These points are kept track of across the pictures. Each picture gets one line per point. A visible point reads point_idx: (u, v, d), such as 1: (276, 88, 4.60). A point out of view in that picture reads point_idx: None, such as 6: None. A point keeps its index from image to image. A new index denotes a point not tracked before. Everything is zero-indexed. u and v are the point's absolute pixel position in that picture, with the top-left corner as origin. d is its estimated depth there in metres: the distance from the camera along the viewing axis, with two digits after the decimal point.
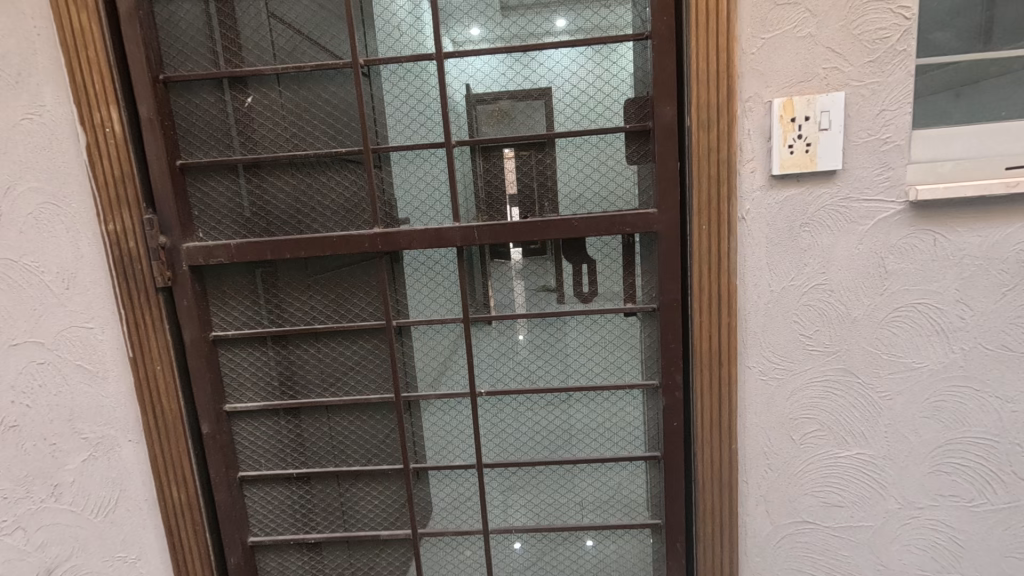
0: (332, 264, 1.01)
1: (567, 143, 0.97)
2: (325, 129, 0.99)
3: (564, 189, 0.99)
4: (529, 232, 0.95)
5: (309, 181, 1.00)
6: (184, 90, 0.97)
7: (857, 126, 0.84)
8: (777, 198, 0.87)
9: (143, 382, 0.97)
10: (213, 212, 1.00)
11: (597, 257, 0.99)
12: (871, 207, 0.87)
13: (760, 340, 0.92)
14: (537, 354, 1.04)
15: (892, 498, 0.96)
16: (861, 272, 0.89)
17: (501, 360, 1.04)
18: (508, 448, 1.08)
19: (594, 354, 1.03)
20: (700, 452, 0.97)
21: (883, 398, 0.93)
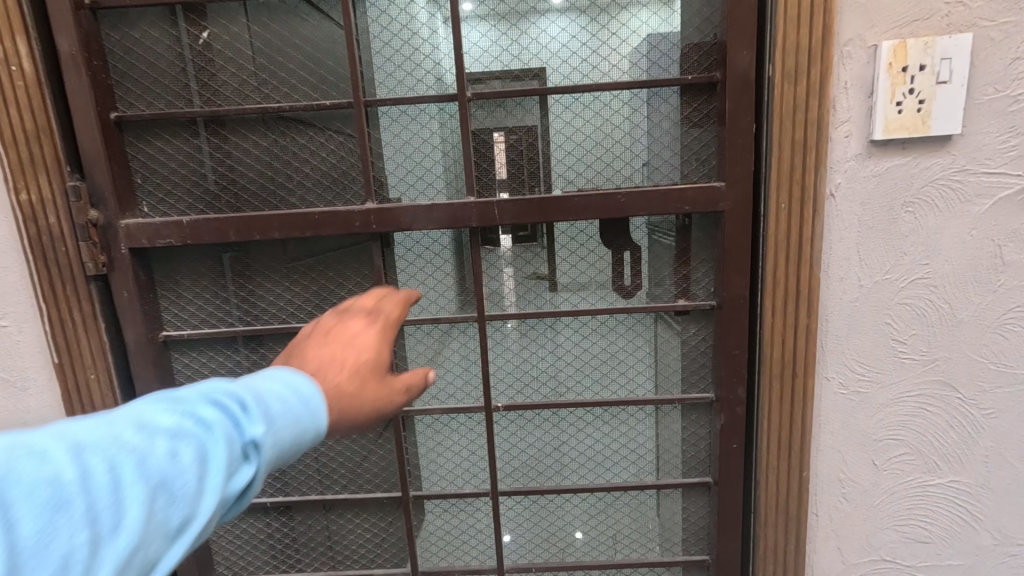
0: (315, 249, 0.81)
1: (612, 98, 0.80)
2: (305, 77, 0.79)
3: (604, 156, 0.82)
4: (563, 211, 0.77)
5: (286, 144, 0.81)
6: (122, 21, 0.76)
7: (982, 78, 0.66)
8: (875, 169, 0.70)
9: (74, 392, 0.78)
10: (168, 181, 0.80)
11: (642, 244, 0.82)
12: (991, 182, 0.69)
13: (842, 345, 0.75)
14: (565, 359, 0.88)
15: (989, 534, 0.80)
16: (973, 264, 0.72)
17: (523, 368, 0.87)
18: (526, 469, 0.92)
19: (635, 363, 0.87)
20: (764, 481, 0.81)
21: (985, 416, 0.77)
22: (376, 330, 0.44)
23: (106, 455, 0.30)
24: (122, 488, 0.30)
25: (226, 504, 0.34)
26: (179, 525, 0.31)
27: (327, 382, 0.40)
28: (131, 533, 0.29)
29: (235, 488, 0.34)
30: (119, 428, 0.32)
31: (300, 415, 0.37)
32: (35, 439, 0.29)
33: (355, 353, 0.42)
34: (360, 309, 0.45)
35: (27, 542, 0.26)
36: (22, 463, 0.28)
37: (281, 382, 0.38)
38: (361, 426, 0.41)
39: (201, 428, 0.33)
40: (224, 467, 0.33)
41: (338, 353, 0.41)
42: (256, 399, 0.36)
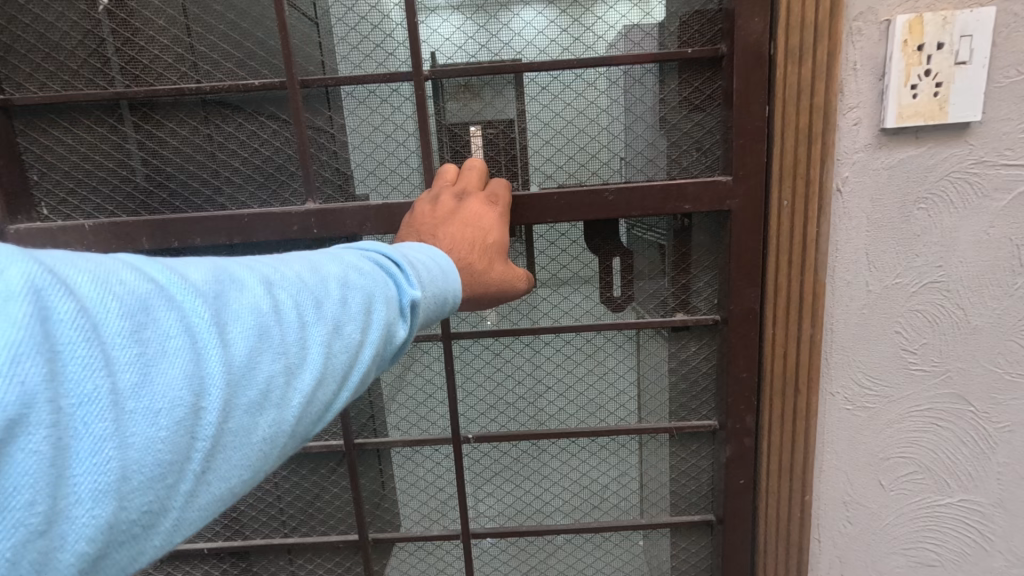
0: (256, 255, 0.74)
1: (597, 77, 0.70)
2: (231, 56, 0.71)
3: (587, 146, 0.73)
4: (549, 210, 0.68)
5: (212, 136, 0.74)
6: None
7: (1004, 59, 0.59)
8: (887, 161, 0.62)
9: None
10: (73, 178, 0.74)
11: (633, 248, 0.74)
12: (1011, 175, 0.62)
13: (849, 356, 0.68)
14: (542, 381, 0.79)
15: (1002, 555, 0.74)
16: (989, 267, 0.65)
17: (496, 394, 0.79)
18: (508, 507, 0.85)
19: (620, 386, 0.79)
20: (765, 508, 0.74)
21: (1000, 430, 0.70)
22: (501, 213, 0.58)
23: (288, 296, 0.34)
24: (300, 330, 0.33)
25: (387, 353, 0.38)
26: (343, 374, 0.35)
27: (475, 243, 0.51)
28: (307, 373, 0.33)
29: (394, 343, 0.38)
30: (299, 271, 0.36)
31: (443, 283, 0.42)
32: (233, 271, 0.33)
33: (487, 235, 0.53)
34: (486, 197, 0.58)
35: (240, 357, 0.30)
36: (229, 290, 0.32)
37: (426, 254, 0.44)
38: (492, 294, 0.52)
39: (366, 281, 0.37)
40: (390, 320, 0.37)
41: (482, 222, 0.54)
42: (410, 262, 0.41)
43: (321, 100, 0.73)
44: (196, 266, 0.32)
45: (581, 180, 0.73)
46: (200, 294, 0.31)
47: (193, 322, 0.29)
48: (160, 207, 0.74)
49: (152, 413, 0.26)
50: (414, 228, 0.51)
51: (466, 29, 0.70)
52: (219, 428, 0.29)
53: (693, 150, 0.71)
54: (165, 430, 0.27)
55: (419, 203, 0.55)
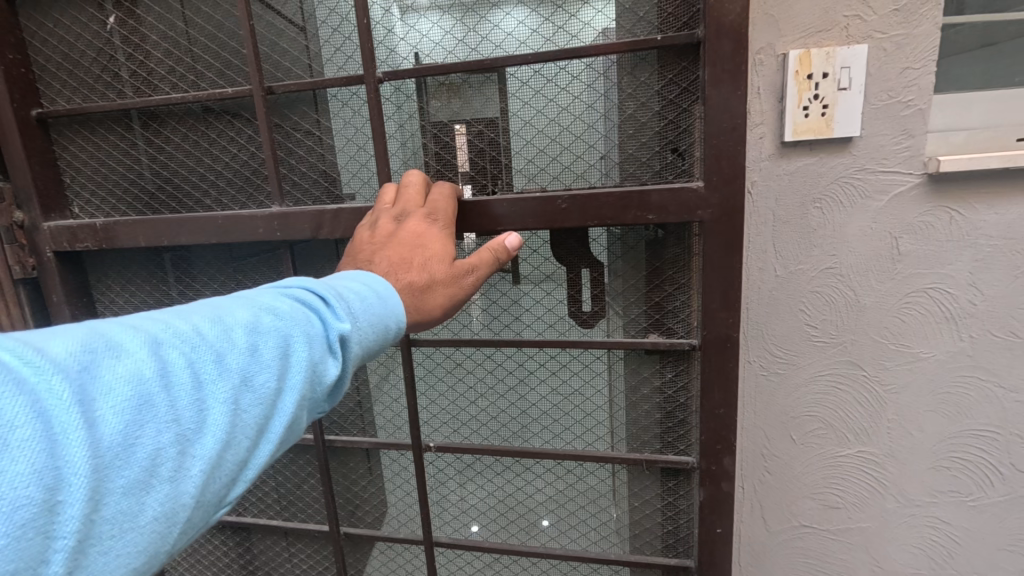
0: (239, 254, 0.91)
1: (568, 74, 0.81)
2: (215, 69, 0.84)
3: (550, 145, 0.84)
4: (537, 214, 0.80)
5: (198, 144, 0.88)
6: (59, 28, 0.86)
7: (877, 85, 0.73)
8: (787, 168, 0.76)
9: None
10: (95, 181, 0.90)
11: (607, 259, 0.87)
12: (888, 179, 0.76)
13: (763, 331, 0.82)
14: (498, 394, 0.96)
15: (894, 497, 0.89)
16: (875, 256, 0.79)
17: (456, 410, 0.98)
18: (468, 514, 1.04)
19: (572, 409, 0.94)
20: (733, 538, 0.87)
21: (888, 391, 0.85)
22: (438, 229, 0.67)
23: (177, 360, 0.36)
24: (193, 395, 0.36)
25: (311, 393, 0.43)
26: (256, 425, 0.39)
27: (412, 260, 0.60)
28: (198, 440, 0.36)
29: (312, 387, 0.43)
30: (194, 329, 0.39)
31: (374, 318, 0.47)
32: (110, 339, 0.35)
33: (425, 253, 0.61)
34: (423, 216, 0.68)
35: (115, 436, 0.32)
36: (104, 362, 0.34)
37: (353, 287, 0.49)
38: (443, 305, 0.60)
39: (272, 330, 0.41)
40: (304, 364, 0.42)
41: (417, 241, 0.63)
42: (335, 300, 0.46)
43: (309, 104, 0.86)
44: (60, 339, 0.33)
45: (552, 180, 0.85)
46: (58, 371, 0.32)
47: (48, 407, 0.30)
48: (165, 205, 0.89)
49: (1, 516, 0.27)
50: (355, 258, 0.62)
51: (434, 46, 0.82)
52: (90, 517, 0.31)
53: (661, 142, 0.81)
54: (13, 534, 0.27)
55: (361, 233, 0.66)
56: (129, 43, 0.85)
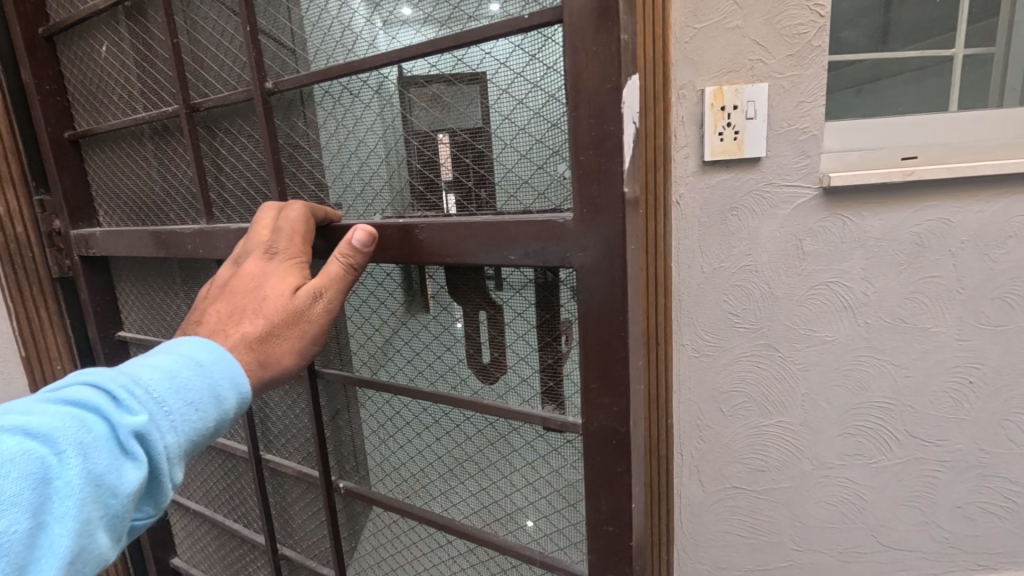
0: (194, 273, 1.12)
1: (517, 63, 0.76)
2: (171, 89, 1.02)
3: (514, 161, 0.81)
4: (450, 236, 0.81)
5: (170, 158, 1.08)
6: (87, 67, 1.11)
7: (778, 115, 0.89)
8: (708, 182, 0.92)
9: (33, 355, 1.18)
10: (103, 191, 1.16)
11: (512, 301, 0.87)
12: (791, 192, 0.92)
13: (693, 319, 0.98)
14: (397, 446, 1.10)
15: (809, 461, 1.05)
16: (784, 255, 0.95)
17: (361, 452, 1.14)
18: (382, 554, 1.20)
19: (467, 467, 1.02)
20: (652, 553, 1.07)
21: (800, 369, 1.01)
22: (276, 261, 0.72)
23: None
24: None
25: (102, 505, 0.44)
26: None
27: (233, 304, 0.66)
28: None
29: (89, 509, 0.43)
30: None
31: (188, 406, 0.50)
32: None
33: (255, 299, 0.67)
34: (261, 255, 0.73)
35: None
36: None
37: (150, 370, 0.50)
38: (291, 353, 0.66)
39: (7, 467, 0.40)
40: (80, 483, 0.43)
41: (253, 281, 0.69)
42: (123, 395, 0.47)
43: (296, 104, 0.96)
44: None
45: (503, 203, 0.83)
46: None
47: None
48: (149, 212, 1.12)
49: None
50: (207, 300, 0.70)
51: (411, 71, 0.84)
52: None
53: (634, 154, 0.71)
54: None
55: (216, 276, 0.74)
56: (114, 70, 1.08)
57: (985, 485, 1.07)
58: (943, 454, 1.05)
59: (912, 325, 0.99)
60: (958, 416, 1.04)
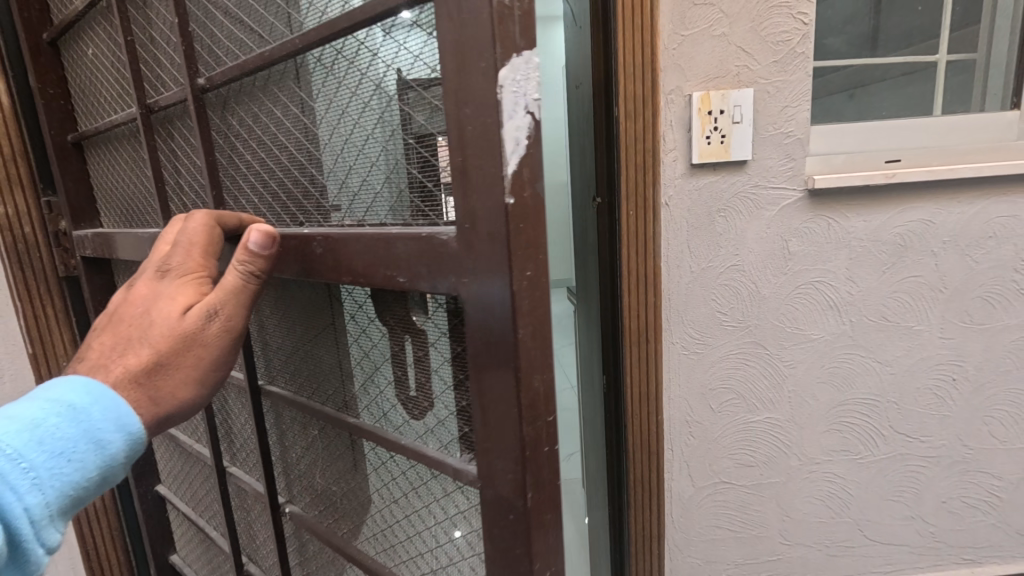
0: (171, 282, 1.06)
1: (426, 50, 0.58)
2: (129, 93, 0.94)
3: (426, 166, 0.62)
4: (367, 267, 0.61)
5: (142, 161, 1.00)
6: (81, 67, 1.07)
7: (764, 120, 0.92)
8: (695, 184, 0.94)
9: (38, 354, 1.16)
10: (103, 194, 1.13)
11: (441, 330, 0.63)
12: (776, 194, 0.95)
13: (683, 317, 1.00)
14: (328, 477, 0.87)
15: (797, 456, 1.07)
16: (771, 254, 0.98)
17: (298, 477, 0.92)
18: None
19: (398, 512, 0.78)
20: (637, 548, 1.08)
21: (787, 366, 1.03)
22: (166, 282, 0.60)
23: None
24: None
25: None
26: None
27: (120, 333, 0.56)
28: None
29: None
30: None
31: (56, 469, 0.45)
32: None
33: (144, 329, 0.56)
34: (151, 274, 0.61)
35: None
36: None
37: None
38: (181, 397, 0.56)
39: None
40: None
41: (138, 310, 0.58)
42: None
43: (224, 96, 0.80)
44: None
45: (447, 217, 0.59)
46: None
47: None
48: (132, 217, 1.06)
49: None
50: (99, 328, 0.58)
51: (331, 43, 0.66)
52: None
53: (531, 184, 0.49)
54: None
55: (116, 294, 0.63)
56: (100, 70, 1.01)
57: (969, 480, 1.10)
58: (928, 449, 1.08)
59: (896, 323, 1.02)
60: (942, 413, 1.06)
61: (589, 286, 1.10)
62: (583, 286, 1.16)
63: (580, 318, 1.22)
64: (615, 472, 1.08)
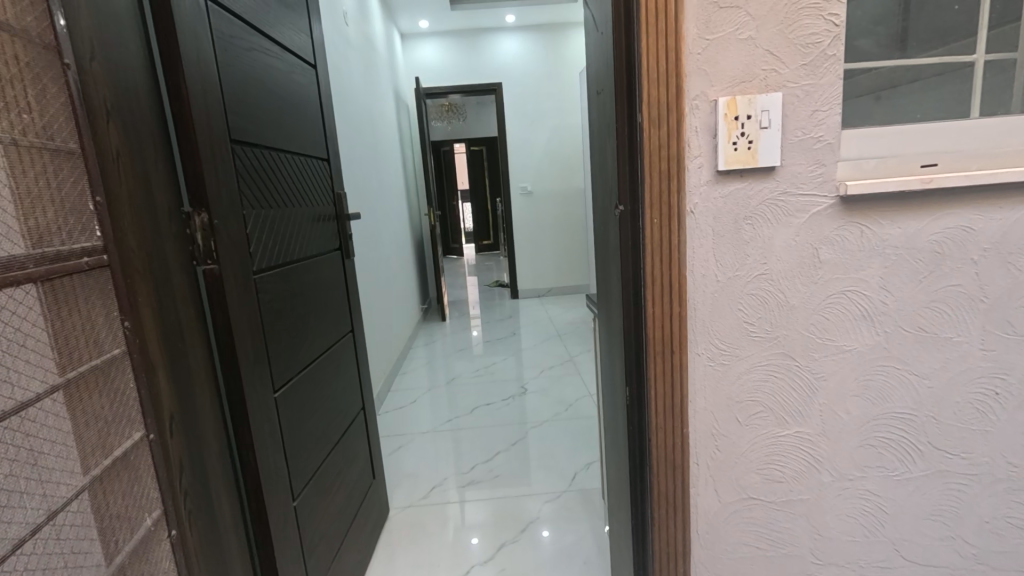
0: (164, 298, 1.02)
1: None
2: (111, 114, 0.91)
3: None
4: None
5: (123, 176, 0.93)
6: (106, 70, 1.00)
7: (793, 124, 0.90)
8: (721, 192, 0.92)
9: None
10: None
11: None
12: (806, 201, 0.93)
13: (708, 327, 0.97)
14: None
15: (828, 472, 1.03)
16: (799, 263, 0.95)
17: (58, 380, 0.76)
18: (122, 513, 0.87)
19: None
20: (656, 564, 1.04)
21: (817, 379, 1.00)
22: None
23: None
24: None
25: None
26: None
27: None
28: None
29: None
30: None
31: None
32: None
33: None
34: None
35: None
36: None
37: None
38: None
39: None
40: None
41: None
42: None
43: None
44: None
45: None
46: None
47: None
48: (151, 226, 1.01)
49: None
50: None
51: None
52: None
53: None
54: None
55: None
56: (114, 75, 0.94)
57: (1014, 501, 1.05)
58: (969, 467, 1.03)
59: (932, 335, 0.98)
60: (984, 429, 1.02)
61: (611, 295, 1.08)
62: (605, 297, 1.14)
63: (602, 330, 1.20)
64: (637, 486, 1.04)
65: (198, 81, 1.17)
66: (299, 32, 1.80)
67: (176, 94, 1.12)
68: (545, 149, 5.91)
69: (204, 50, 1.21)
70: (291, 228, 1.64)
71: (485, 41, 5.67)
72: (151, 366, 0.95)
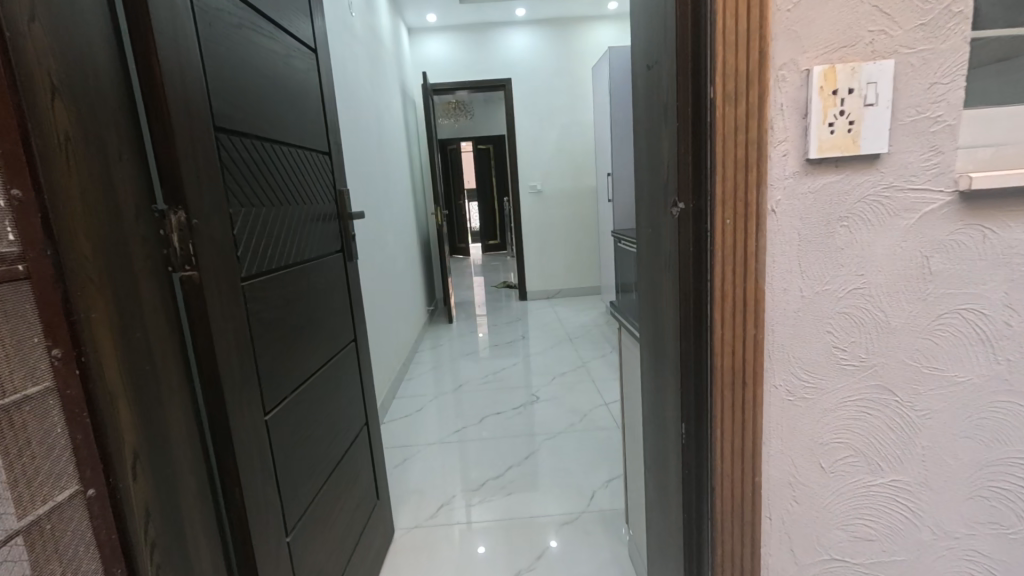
0: (127, 312, 0.84)
1: None
2: (56, 87, 0.74)
3: None
4: None
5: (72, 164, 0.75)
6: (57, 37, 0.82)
7: (905, 101, 0.71)
8: (812, 186, 0.73)
9: None
10: None
11: None
12: (916, 198, 0.74)
13: (788, 354, 0.79)
14: None
15: (929, 529, 0.85)
16: (904, 276, 0.77)
17: None
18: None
19: None
20: None
21: (920, 417, 0.81)
22: None
23: None
24: None
25: None
26: None
27: None
28: None
29: None
30: None
31: None
32: None
33: None
34: None
35: None
36: None
37: None
38: None
39: None
40: None
41: None
42: None
43: None
44: None
45: None
46: None
47: None
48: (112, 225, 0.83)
49: None
50: None
51: None
52: None
53: None
54: None
55: None
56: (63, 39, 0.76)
57: None
58: None
59: None
60: None
61: (663, 311, 0.89)
62: (653, 313, 0.96)
63: (647, 350, 1.02)
64: (693, 543, 0.86)
65: (175, 56, 1.00)
66: (299, 12, 1.63)
67: (147, 70, 0.94)
68: (556, 147, 5.72)
69: (183, 21, 1.04)
70: (287, 228, 1.47)
71: (494, 35, 5.49)
72: (109, 395, 0.77)
